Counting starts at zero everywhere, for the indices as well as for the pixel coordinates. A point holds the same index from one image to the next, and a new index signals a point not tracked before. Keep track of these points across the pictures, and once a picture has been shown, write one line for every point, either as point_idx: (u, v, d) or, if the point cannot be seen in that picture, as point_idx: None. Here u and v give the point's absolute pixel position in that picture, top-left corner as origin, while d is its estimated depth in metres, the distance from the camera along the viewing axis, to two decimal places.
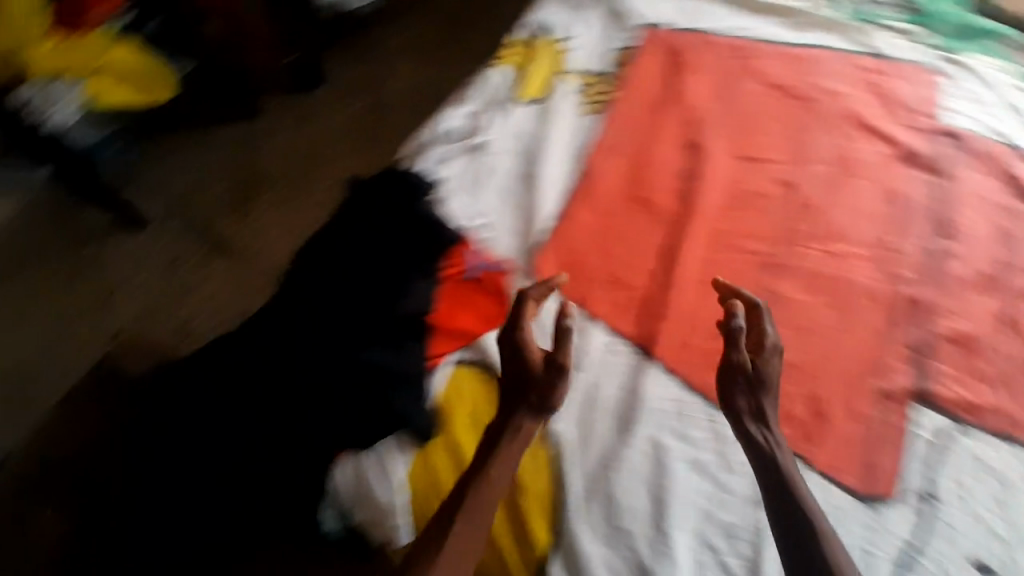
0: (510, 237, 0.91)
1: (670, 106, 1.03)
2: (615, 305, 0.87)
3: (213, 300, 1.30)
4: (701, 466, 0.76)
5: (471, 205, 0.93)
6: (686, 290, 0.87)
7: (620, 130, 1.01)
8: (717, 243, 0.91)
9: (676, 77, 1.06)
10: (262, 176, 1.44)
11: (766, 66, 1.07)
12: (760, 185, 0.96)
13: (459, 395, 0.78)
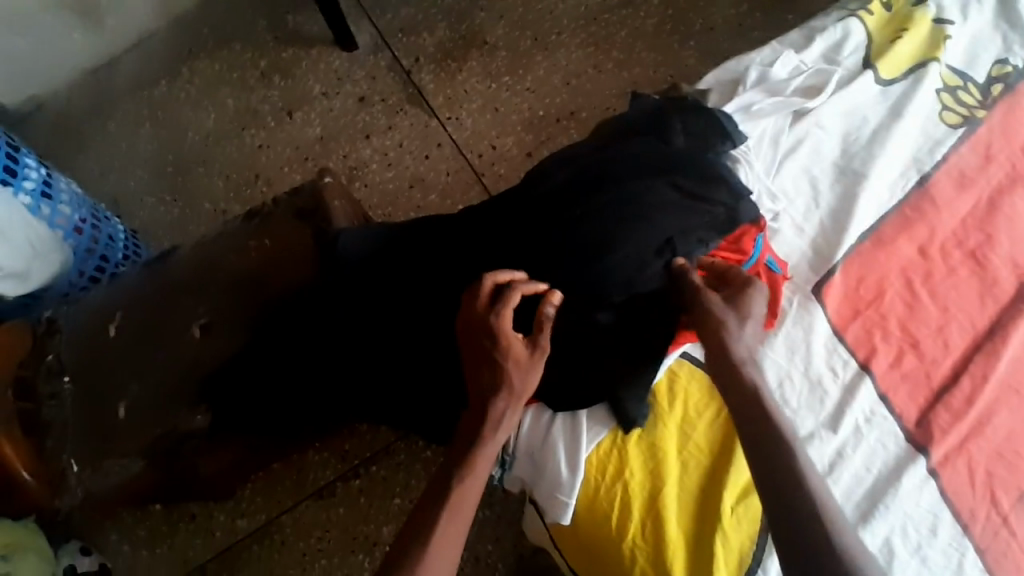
0: (804, 242, 0.73)
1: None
2: (921, 377, 0.70)
3: (399, 150, 1.30)
4: (899, 548, 0.64)
5: (769, 179, 0.75)
6: (992, 396, 0.70)
7: (977, 164, 0.79)
8: None
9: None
10: (479, 42, 1.38)
11: None
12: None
13: (692, 414, 0.68)
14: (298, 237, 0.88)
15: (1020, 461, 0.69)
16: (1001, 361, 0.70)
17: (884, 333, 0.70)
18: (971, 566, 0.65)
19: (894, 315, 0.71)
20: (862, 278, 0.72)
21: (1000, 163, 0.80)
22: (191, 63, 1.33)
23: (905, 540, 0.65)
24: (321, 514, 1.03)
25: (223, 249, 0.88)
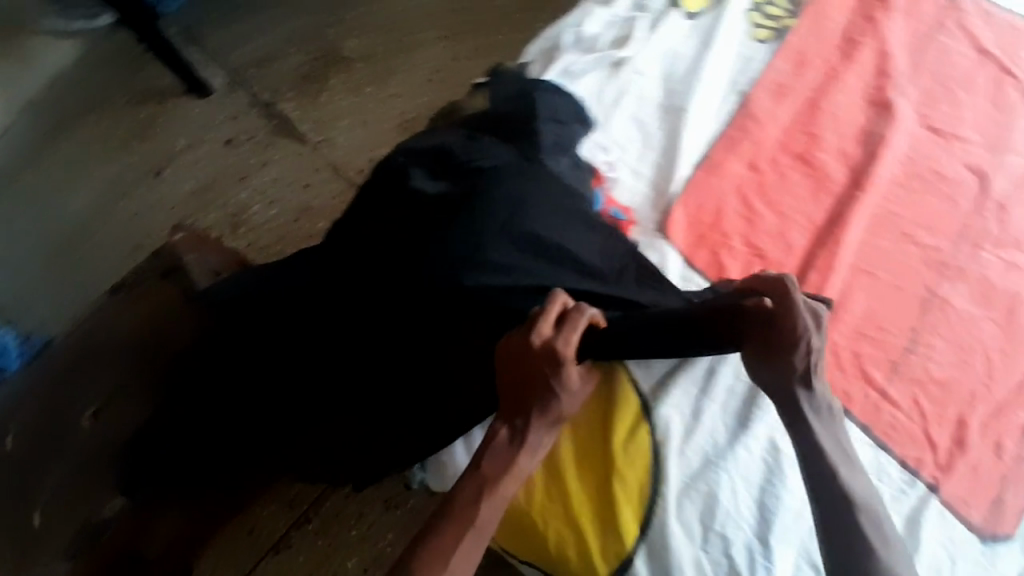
0: (644, 186, 0.77)
1: (856, 49, 0.86)
2: None
3: (277, 185, 1.28)
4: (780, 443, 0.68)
5: (602, 134, 0.79)
6: (843, 280, 0.74)
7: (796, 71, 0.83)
8: (883, 229, 0.77)
9: (872, 20, 0.87)
10: (337, 58, 1.37)
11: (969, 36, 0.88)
12: (944, 166, 0.80)
13: None
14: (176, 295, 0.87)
15: (883, 335, 0.73)
16: (846, 248, 0.74)
17: (730, 251, 0.74)
18: (855, 441, 0.68)
19: (736, 232, 0.75)
20: (701, 205, 0.76)
21: (820, 65, 0.84)
22: (48, 148, 1.28)
23: (789, 436, 0.68)
24: (284, 564, 1.03)
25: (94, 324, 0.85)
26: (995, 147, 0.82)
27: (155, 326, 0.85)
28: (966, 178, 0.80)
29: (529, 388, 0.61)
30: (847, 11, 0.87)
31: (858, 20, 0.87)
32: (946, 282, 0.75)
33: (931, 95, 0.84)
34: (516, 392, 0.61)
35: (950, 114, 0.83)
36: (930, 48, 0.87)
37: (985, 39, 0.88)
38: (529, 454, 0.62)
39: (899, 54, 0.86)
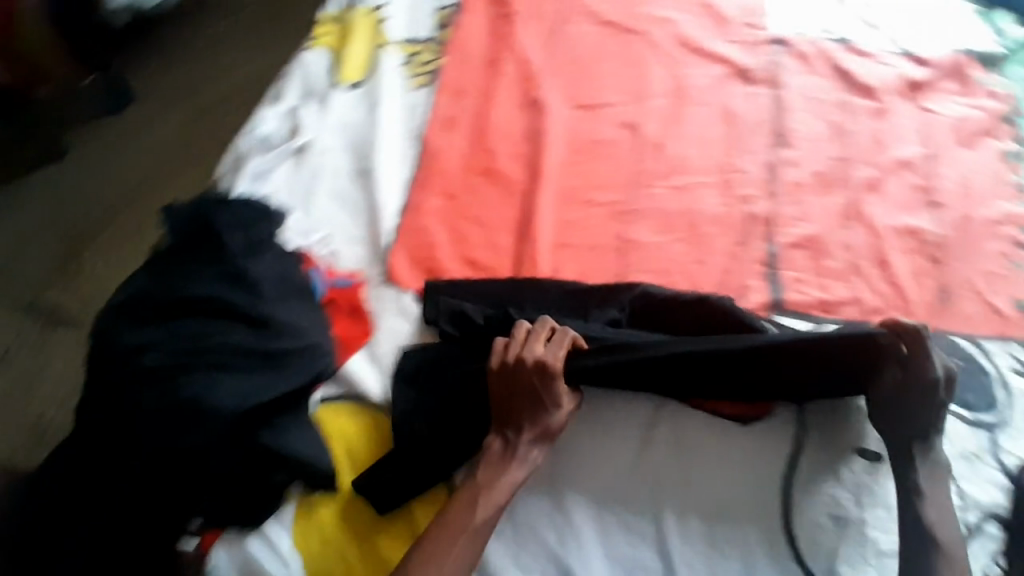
0: (360, 253, 0.84)
1: (500, 64, 0.98)
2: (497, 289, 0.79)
3: (54, 388, 1.17)
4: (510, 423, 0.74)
5: (308, 223, 0.85)
6: (548, 261, 0.83)
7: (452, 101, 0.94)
8: (572, 202, 0.87)
9: (505, 36, 1.01)
10: (73, 233, 1.32)
11: (577, 19, 1.04)
12: (601, 131, 0.93)
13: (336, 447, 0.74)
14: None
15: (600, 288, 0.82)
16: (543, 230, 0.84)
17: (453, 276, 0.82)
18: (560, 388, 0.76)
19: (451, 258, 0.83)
20: (412, 248, 0.84)
21: (475, 90, 0.96)
22: None
23: None
24: None
25: None
26: (632, 98, 0.96)
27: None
28: (618, 132, 0.93)
29: (514, 406, 0.69)
30: (482, 38, 1.01)
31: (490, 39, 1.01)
32: (630, 225, 0.86)
33: (568, 76, 0.98)
34: (501, 414, 0.69)
35: (584, 85, 0.97)
36: (562, 41, 1.01)
37: (604, 20, 1.03)
38: (512, 463, 0.67)
39: (540, 57, 0.99)
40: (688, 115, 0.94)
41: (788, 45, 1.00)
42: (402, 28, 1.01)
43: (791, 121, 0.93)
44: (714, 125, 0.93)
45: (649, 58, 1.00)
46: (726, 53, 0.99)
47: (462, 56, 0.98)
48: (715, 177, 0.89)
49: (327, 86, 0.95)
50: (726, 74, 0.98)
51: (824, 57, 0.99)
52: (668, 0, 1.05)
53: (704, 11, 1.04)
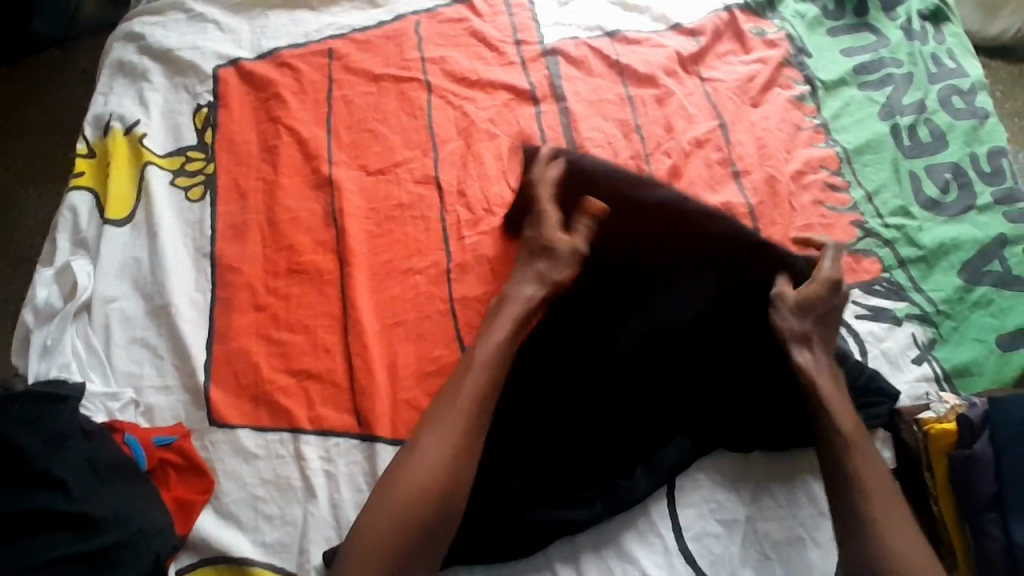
0: None
1: None
2: None
3: None
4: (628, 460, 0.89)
5: None
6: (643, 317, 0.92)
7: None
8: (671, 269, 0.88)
9: (638, 124, 1.12)
10: None
11: (541, 101, 1.15)
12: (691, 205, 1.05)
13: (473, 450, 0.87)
14: (15, 495, 0.79)
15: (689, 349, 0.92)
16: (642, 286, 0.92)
17: None
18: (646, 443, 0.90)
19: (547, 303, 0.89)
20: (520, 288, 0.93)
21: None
22: None
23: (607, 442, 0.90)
24: None
25: None
26: (761, 206, 1.05)
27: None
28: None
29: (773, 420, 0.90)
30: (615, 120, 1.13)
31: (496, 116, 1.14)
32: None
33: None
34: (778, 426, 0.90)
35: (702, 161, 1.09)
36: (692, 132, 1.11)
37: (733, 116, 1.13)
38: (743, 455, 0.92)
39: (668, 145, 1.10)
40: (814, 231, 1.05)
41: (817, 143, 1.12)
42: (551, 105, 1.15)
43: (908, 254, 1.04)
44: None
45: (783, 166, 1.09)
46: (861, 180, 1.09)
47: (430, 134, 1.13)
48: None
49: (327, 147, 1.12)
50: (859, 199, 1.08)
51: (786, 167, 1.09)
52: (813, 110, 1.15)
53: (730, 101, 1.14)
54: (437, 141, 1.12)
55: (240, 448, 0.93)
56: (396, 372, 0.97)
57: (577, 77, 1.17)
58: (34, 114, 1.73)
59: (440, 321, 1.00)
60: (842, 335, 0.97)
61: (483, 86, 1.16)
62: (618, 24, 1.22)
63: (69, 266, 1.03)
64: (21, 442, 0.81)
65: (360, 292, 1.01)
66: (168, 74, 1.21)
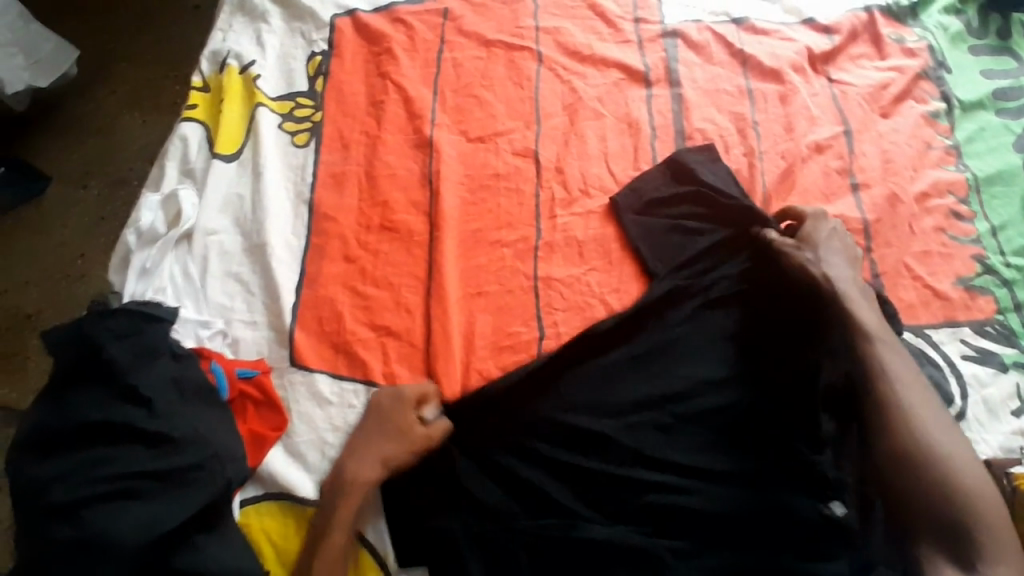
0: None
1: None
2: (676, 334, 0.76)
3: None
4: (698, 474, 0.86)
5: None
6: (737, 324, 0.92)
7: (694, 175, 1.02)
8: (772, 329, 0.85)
9: (755, 120, 1.06)
10: None
11: (653, 84, 1.10)
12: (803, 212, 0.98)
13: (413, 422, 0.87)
14: (106, 404, 0.86)
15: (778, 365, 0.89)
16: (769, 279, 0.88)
17: None
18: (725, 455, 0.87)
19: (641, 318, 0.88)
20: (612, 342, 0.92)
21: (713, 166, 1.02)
22: None
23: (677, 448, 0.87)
24: None
25: (20, 495, 0.82)
26: (878, 224, 0.98)
27: (85, 443, 0.84)
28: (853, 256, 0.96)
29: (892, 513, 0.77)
30: (730, 113, 1.07)
31: (603, 95, 1.10)
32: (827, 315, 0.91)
33: (642, 138, 1.07)
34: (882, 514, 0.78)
35: (819, 167, 1.02)
36: (813, 135, 1.04)
37: (860, 123, 1.05)
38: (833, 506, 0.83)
39: (785, 147, 1.03)
40: (933, 260, 0.96)
41: (949, 164, 1.03)
42: (663, 90, 1.10)
43: None
44: (953, 279, 0.96)
45: (908, 185, 1.01)
46: (989, 213, 1.00)
47: (535, 105, 1.10)
48: (921, 293, 0.95)
49: (430, 107, 1.11)
50: (982, 232, 0.99)
51: (909, 185, 1.01)
52: (947, 130, 1.06)
53: (858, 106, 1.06)
54: (541, 114, 1.10)
55: (316, 391, 0.96)
56: (472, 342, 0.97)
57: (695, 63, 1.11)
58: (148, 44, 1.81)
59: (523, 298, 0.99)
60: (940, 372, 0.90)
61: (594, 62, 1.13)
62: (745, 13, 1.15)
63: (175, 193, 1.07)
64: (112, 354, 0.88)
65: (446, 256, 1.01)
66: (287, 18, 1.23)
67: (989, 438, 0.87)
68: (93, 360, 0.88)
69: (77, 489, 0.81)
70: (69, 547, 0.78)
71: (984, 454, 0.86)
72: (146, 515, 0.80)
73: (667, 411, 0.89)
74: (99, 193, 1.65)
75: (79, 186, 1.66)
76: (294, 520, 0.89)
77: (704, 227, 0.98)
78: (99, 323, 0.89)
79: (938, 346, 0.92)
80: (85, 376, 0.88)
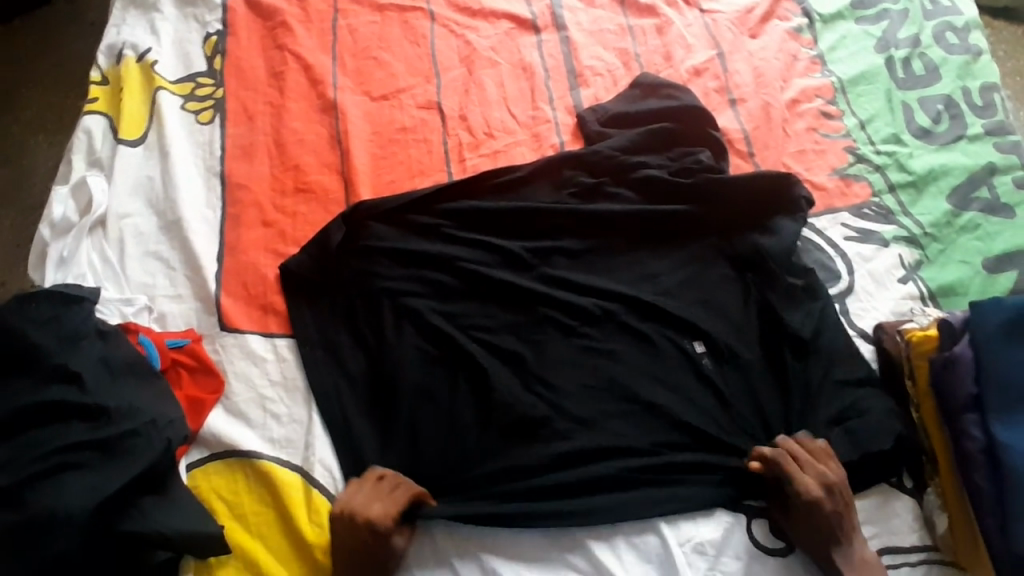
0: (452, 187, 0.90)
1: None
2: None
3: None
4: (629, 370, 0.92)
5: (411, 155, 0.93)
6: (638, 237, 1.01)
7: (595, 105, 1.10)
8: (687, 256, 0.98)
9: (638, 53, 1.14)
10: None
11: (543, 29, 1.17)
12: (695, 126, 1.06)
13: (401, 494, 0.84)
14: (34, 388, 0.85)
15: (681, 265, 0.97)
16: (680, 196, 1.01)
17: None
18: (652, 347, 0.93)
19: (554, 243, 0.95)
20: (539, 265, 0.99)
21: (651, 96, 1.08)
22: None
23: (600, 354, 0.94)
24: None
25: None
26: (757, 132, 1.07)
27: (17, 426, 0.83)
28: (737, 161, 1.06)
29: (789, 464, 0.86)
30: (615, 49, 1.15)
31: (497, 45, 1.16)
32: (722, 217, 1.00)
33: (538, 79, 1.13)
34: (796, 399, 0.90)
35: (701, 87, 1.11)
36: (690, 60, 1.12)
37: (731, 46, 1.14)
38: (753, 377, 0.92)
39: (666, 72, 1.12)
40: (807, 156, 1.06)
41: (814, 73, 1.14)
42: (552, 35, 1.16)
43: (898, 180, 1.05)
44: (828, 171, 1.06)
45: (779, 95, 1.11)
46: (855, 110, 1.11)
47: (433, 60, 1.15)
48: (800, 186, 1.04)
49: (332, 73, 1.14)
50: (852, 127, 1.09)
51: (781, 94, 1.11)
52: (810, 42, 1.17)
53: (729, 31, 1.16)
54: (440, 67, 1.14)
55: (249, 350, 0.97)
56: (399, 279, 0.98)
57: (579, 7, 1.18)
58: (45, 63, 1.76)
59: (443, 231, 1.01)
60: (833, 257, 1.00)
61: (485, 15, 1.18)
62: None
63: (84, 183, 1.06)
64: (36, 339, 0.87)
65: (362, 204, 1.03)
66: (178, 4, 1.23)
67: (880, 305, 0.97)
68: (16, 348, 0.86)
69: (14, 471, 0.80)
70: (11, 529, 0.77)
71: (878, 319, 0.96)
72: (92, 483, 0.80)
73: (591, 315, 0.95)
74: (15, 216, 1.60)
75: None
76: (241, 475, 0.90)
77: (616, 146, 1.04)
78: (20, 311, 0.88)
79: (825, 231, 1.02)
80: (8, 365, 0.87)
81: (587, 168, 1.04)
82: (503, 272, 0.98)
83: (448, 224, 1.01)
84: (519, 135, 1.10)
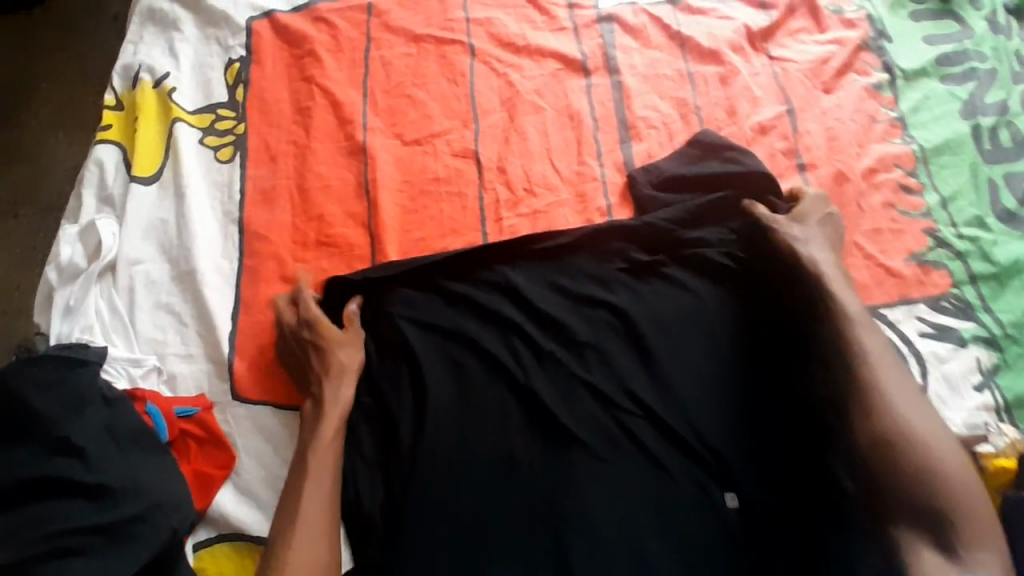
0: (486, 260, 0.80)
1: None
2: None
3: None
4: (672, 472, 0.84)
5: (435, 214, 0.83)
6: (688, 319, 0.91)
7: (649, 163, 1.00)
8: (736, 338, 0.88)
9: (697, 105, 1.03)
10: None
11: (593, 72, 1.07)
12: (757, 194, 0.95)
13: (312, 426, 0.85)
14: (35, 461, 0.79)
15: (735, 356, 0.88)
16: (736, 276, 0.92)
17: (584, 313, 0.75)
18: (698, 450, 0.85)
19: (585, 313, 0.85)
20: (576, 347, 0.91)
21: (711, 157, 0.97)
22: None
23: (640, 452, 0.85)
24: None
25: None
26: None
27: (17, 499, 0.77)
28: None
29: None
30: (671, 99, 1.04)
31: (541, 87, 1.06)
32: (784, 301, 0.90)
33: (586, 130, 1.03)
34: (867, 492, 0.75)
35: (765, 149, 1.00)
36: (755, 116, 1.02)
37: (802, 102, 1.03)
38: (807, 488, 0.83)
39: (728, 130, 1.01)
40: (881, 236, 0.96)
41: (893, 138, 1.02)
42: (602, 79, 1.06)
43: (980, 270, 0.95)
44: (903, 255, 0.95)
45: (853, 162, 1.00)
46: (936, 184, 1.00)
47: (472, 102, 1.05)
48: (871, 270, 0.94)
49: (361, 112, 1.05)
50: (932, 204, 0.98)
51: (855, 161, 1.00)
52: (889, 101, 1.05)
53: (800, 84, 1.04)
54: (479, 111, 1.05)
55: (262, 425, 0.91)
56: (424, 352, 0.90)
57: (635, 48, 1.08)
58: (65, 58, 1.68)
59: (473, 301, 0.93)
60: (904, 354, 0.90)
61: (531, 52, 1.08)
62: None
63: (94, 224, 0.99)
64: (38, 407, 0.80)
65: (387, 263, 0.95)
66: (200, 24, 1.14)
67: (951, 415, 0.87)
68: (16, 415, 0.80)
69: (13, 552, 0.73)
70: None
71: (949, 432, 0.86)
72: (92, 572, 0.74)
73: (633, 406, 0.87)
74: (30, 220, 1.54)
75: (7, 216, 1.54)
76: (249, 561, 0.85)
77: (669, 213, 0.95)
78: (22, 374, 0.82)
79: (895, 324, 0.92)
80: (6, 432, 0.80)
81: (634, 235, 0.95)
82: (537, 353, 0.90)
83: (480, 293, 0.93)
84: (562, 193, 1.00)
